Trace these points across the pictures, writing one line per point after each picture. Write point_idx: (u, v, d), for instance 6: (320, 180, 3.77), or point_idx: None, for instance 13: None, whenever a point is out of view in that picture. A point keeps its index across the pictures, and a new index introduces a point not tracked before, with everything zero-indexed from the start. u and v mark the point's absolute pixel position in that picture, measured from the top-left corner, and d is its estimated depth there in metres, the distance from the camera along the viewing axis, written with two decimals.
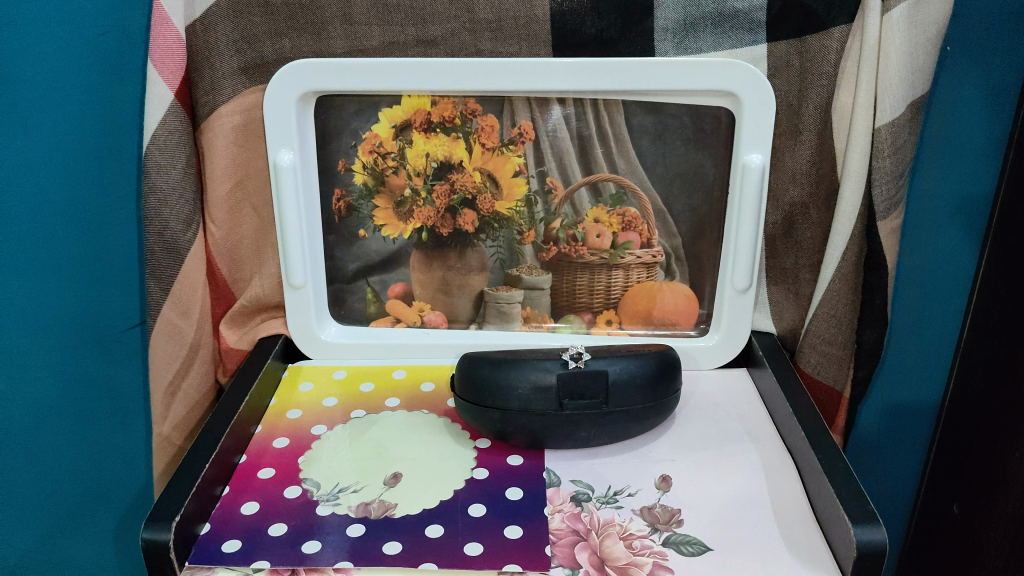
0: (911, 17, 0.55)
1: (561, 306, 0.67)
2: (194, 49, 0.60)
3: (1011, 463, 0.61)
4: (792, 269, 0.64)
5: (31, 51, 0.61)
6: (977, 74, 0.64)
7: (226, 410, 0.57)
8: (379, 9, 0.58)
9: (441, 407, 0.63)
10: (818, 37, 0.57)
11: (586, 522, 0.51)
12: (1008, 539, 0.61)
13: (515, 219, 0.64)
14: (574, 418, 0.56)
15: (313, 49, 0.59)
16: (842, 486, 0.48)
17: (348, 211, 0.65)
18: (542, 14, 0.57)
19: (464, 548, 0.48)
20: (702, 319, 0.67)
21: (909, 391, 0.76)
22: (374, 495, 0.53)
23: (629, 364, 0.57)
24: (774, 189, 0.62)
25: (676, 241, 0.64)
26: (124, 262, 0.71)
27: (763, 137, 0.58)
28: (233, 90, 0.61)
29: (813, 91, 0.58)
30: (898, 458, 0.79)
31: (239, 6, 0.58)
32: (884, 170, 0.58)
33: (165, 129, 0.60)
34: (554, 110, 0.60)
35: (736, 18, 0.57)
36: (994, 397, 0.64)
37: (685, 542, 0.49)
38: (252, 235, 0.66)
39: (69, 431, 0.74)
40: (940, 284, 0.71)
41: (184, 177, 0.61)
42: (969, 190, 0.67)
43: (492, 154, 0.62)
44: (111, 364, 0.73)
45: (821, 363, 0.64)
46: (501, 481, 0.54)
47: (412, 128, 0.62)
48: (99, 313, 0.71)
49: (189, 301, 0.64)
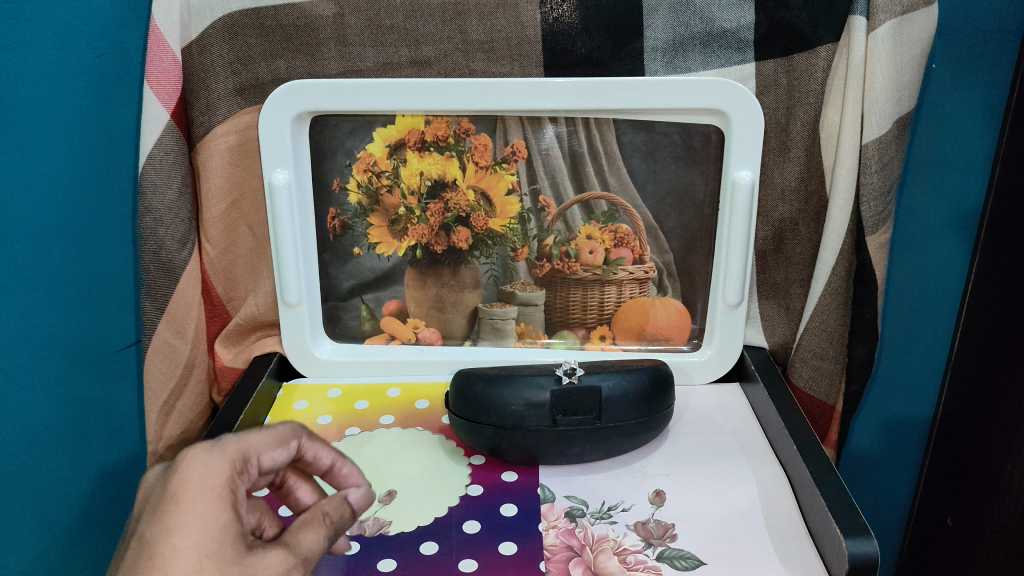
0: (896, 35, 0.55)
1: (554, 322, 0.67)
2: (190, 69, 0.60)
3: (1003, 474, 0.61)
4: (782, 284, 0.65)
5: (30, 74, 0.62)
6: (963, 91, 0.65)
7: (221, 428, 0.57)
8: (373, 31, 0.59)
9: (435, 424, 0.63)
10: (805, 56, 0.58)
11: (581, 537, 0.51)
12: (1000, 553, 0.61)
13: (508, 236, 0.64)
14: (568, 434, 0.56)
15: (308, 70, 0.60)
16: (833, 498, 0.49)
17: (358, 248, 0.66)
18: (534, 34, 0.58)
19: (459, 564, 0.48)
20: (694, 335, 0.68)
21: (900, 407, 0.76)
22: (369, 513, 0.53)
23: (623, 380, 0.57)
24: (764, 205, 0.63)
25: (667, 257, 0.65)
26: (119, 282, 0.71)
27: (752, 155, 0.59)
28: (228, 111, 0.62)
29: (800, 109, 0.59)
30: (890, 473, 0.80)
31: (235, 28, 0.59)
32: (871, 186, 0.59)
33: (161, 150, 0.60)
34: (547, 129, 0.61)
35: (724, 38, 0.58)
36: (984, 411, 0.65)
37: (679, 556, 0.49)
38: (247, 254, 0.67)
39: (64, 454, 0.73)
40: (928, 298, 0.72)
41: (180, 197, 0.62)
42: (958, 205, 0.68)
43: (485, 172, 0.63)
44: (107, 382, 0.73)
45: (812, 377, 0.65)
46: (495, 498, 0.54)
47: (406, 147, 0.63)
48: (95, 332, 0.71)
49: (184, 319, 0.65)
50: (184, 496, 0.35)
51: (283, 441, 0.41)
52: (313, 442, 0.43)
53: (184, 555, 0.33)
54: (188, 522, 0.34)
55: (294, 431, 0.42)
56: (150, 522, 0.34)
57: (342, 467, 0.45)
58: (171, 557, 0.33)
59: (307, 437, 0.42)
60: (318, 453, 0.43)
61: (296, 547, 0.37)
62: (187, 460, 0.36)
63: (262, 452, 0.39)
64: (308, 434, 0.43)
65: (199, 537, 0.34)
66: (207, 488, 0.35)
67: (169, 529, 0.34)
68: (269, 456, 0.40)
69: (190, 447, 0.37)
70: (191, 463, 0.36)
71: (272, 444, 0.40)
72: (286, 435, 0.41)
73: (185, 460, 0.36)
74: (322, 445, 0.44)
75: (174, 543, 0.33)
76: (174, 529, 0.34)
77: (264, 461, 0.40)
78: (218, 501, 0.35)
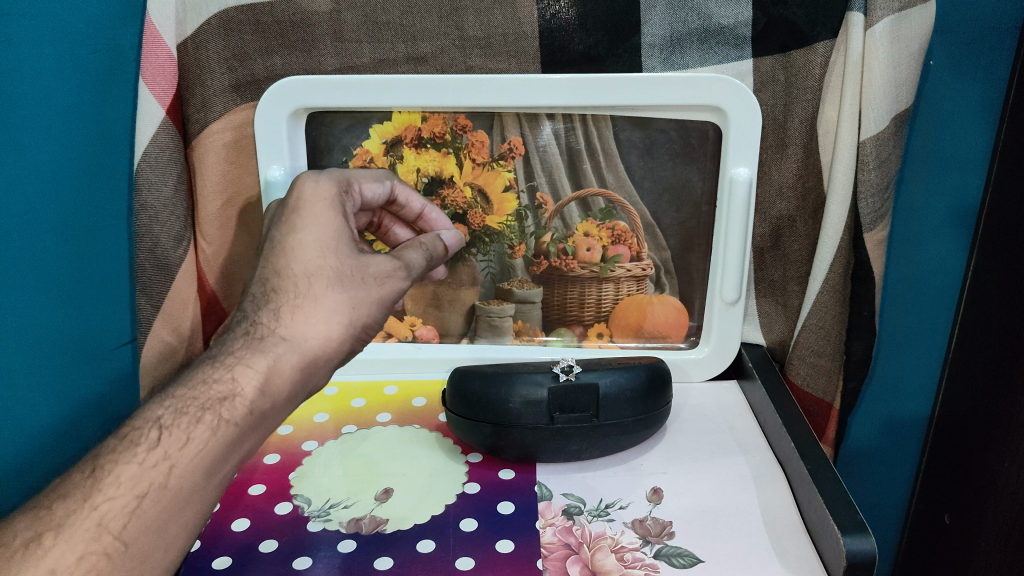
0: (894, 32, 0.55)
1: (552, 320, 0.67)
2: (186, 67, 0.60)
3: (1000, 470, 0.61)
4: (780, 281, 0.65)
5: (30, 52, 0.57)
6: (961, 87, 0.64)
7: None
8: (369, 27, 0.58)
9: (432, 422, 0.63)
10: (803, 52, 0.57)
11: (578, 535, 0.50)
12: (997, 549, 0.61)
13: (505, 233, 0.64)
14: (565, 432, 0.56)
15: (304, 66, 0.60)
16: (831, 495, 0.48)
17: (367, 165, 0.63)
18: (531, 31, 0.58)
19: (456, 562, 0.48)
20: (692, 332, 0.67)
21: (899, 405, 0.76)
22: (366, 511, 0.53)
23: (619, 377, 0.57)
24: (762, 202, 0.63)
25: (665, 254, 0.65)
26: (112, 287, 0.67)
27: (750, 152, 0.59)
28: (224, 108, 0.61)
29: (798, 105, 0.59)
30: (887, 469, 0.80)
31: (230, 23, 0.59)
32: (870, 182, 0.58)
33: (157, 147, 0.60)
34: (544, 126, 0.61)
35: (723, 34, 0.58)
36: (982, 408, 0.64)
37: (676, 554, 0.49)
38: (242, 252, 0.66)
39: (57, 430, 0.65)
40: (926, 294, 0.72)
41: (175, 195, 0.62)
42: (955, 202, 0.68)
43: (482, 169, 0.63)
44: (101, 379, 0.67)
45: (810, 374, 0.65)
46: (492, 495, 0.54)
47: (403, 144, 0.63)
48: (92, 331, 0.66)
49: (179, 317, 0.65)
50: (303, 206, 0.47)
51: (380, 180, 0.55)
52: (405, 188, 0.58)
53: (309, 245, 0.46)
54: (312, 223, 0.46)
55: (388, 175, 0.56)
56: (280, 225, 0.47)
57: (430, 213, 0.60)
58: (299, 246, 0.45)
59: (399, 181, 0.57)
60: (409, 198, 0.58)
61: (402, 258, 0.49)
62: (301, 182, 0.49)
63: (363, 184, 0.54)
64: (400, 180, 0.57)
65: (320, 233, 0.46)
66: (321, 198, 0.48)
67: (296, 227, 0.46)
68: (369, 188, 0.54)
69: (303, 174, 0.50)
70: (305, 184, 0.49)
71: (370, 180, 0.54)
72: (381, 175, 0.55)
73: (299, 182, 0.49)
74: (411, 193, 0.58)
75: (300, 238, 0.46)
76: (298, 229, 0.46)
77: (366, 191, 0.54)
78: (331, 210, 0.47)
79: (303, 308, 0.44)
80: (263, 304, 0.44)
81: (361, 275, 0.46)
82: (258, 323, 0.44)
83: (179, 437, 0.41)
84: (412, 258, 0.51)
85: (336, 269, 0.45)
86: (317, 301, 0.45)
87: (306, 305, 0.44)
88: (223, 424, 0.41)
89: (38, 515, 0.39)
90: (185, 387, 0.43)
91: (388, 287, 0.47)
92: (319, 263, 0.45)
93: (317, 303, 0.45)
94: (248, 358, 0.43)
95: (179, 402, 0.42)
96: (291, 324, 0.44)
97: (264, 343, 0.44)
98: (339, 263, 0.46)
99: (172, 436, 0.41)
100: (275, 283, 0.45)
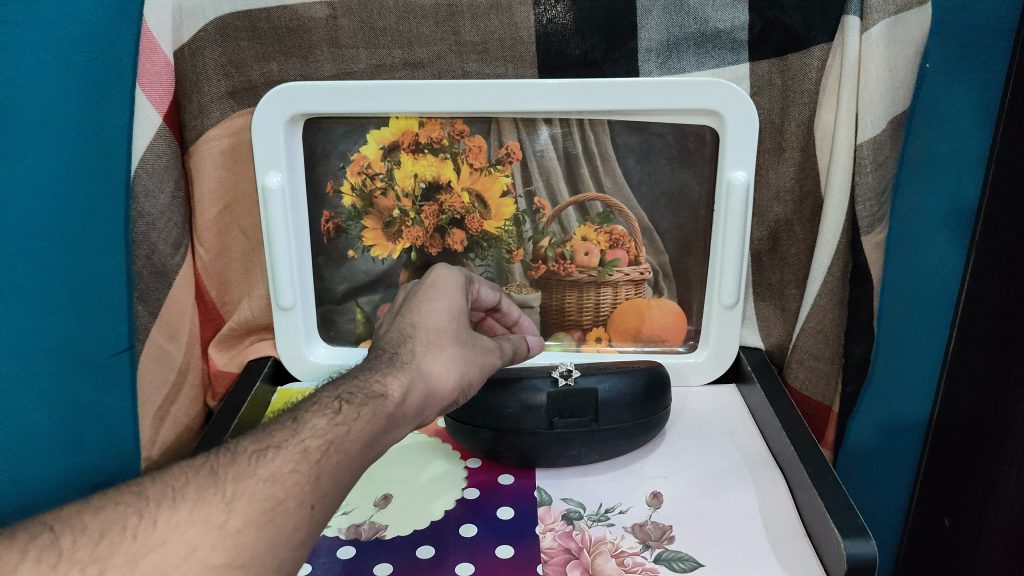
0: (890, 35, 0.55)
1: (550, 325, 0.67)
2: (182, 73, 0.60)
3: (1000, 473, 0.61)
4: (779, 285, 0.65)
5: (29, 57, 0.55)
6: (958, 89, 0.64)
7: (217, 430, 0.57)
8: (366, 32, 0.58)
9: (431, 428, 0.63)
10: (799, 56, 0.57)
11: (577, 540, 0.50)
12: (997, 552, 0.61)
13: (503, 238, 0.65)
14: (564, 436, 0.56)
15: (301, 72, 0.60)
16: (831, 499, 0.48)
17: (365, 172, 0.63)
18: (528, 35, 0.58)
19: (456, 568, 0.48)
20: (690, 336, 0.67)
21: (899, 409, 0.77)
22: (365, 517, 0.53)
23: (618, 382, 0.57)
24: (760, 206, 0.63)
25: (663, 258, 0.65)
26: (110, 301, 0.63)
27: (747, 155, 0.59)
28: (221, 114, 0.61)
29: (795, 108, 0.59)
30: (887, 473, 0.80)
31: (227, 30, 0.59)
32: (867, 185, 0.58)
33: (153, 154, 0.60)
34: (541, 131, 0.61)
35: (719, 38, 0.58)
36: (982, 411, 0.64)
37: (677, 558, 0.49)
38: (240, 257, 0.67)
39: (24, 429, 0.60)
40: (926, 297, 0.72)
41: (172, 202, 0.62)
42: (951, 205, 0.68)
43: (479, 174, 0.63)
44: (100, 388, 0.64)
45: (809, 378, 0.65)
46: (492, 502, 0.54)
47: (400, 150, 0.63)
48: (88, 339, 0.62)
49: (177, 324, 0.65)
50: (438, 283, 0.52)
51: (494, 290, 0.58)
52: (509, 302, 0.60)
53: (439, 310, 0.49)
54: (443, 294, 0.51)
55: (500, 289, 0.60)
56: (415, 296, 0.51)
57: (524, 323, 0.62)
58: (431, 310, 0.49)
59: (507, 298, 0.60)
60: (511, 309, 0.61)
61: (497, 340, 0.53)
62: (437, 270, 0.53)
63: (482, 288, 0.57)
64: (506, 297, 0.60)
65: (448, 303, 0.50)
66: (452, 281, 0.53)
67: (430, 296, 0.50)
68: (485, 292, 0.57)
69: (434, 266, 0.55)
70: (440, 270, 0.53)
71: (487, 287, 0.57)
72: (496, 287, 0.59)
73: (435, 270, 0.54)
74: (513, 304, 0.61)
75: (433, 305, 0.50)
76: (433, 298, 0.50)
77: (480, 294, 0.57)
78: (460, 289, 0.52)
79: (432, 352, 0.46)
80: (398, 342, 0.46)
81: (474, 343, 0.49)
82: (399, 352, 0.45)
83: (349, 411, 0.40)
84: (505, 345, 0.54)
85: (458, 331, 0.48)
86: (442, 350, 0.46)
87: (437, 346, 0.47)
88: (380, 416, 0.41)
89: (260, 436, 0.39)
90: (351, 379, 0.43)
91: (489, 359, 0.50)
92: (447, 324, 0.48)
93: (442, 347, 0.47)
94: (394, 370, 0.43)
95: (346, 388, 0.42)
96: (427, 360, 0.45)
97: (405, 365, 0.44)
98: (461, 328, 0.49)
99: (344, 410, 0.40)
100: (410, 330, 0.47)
